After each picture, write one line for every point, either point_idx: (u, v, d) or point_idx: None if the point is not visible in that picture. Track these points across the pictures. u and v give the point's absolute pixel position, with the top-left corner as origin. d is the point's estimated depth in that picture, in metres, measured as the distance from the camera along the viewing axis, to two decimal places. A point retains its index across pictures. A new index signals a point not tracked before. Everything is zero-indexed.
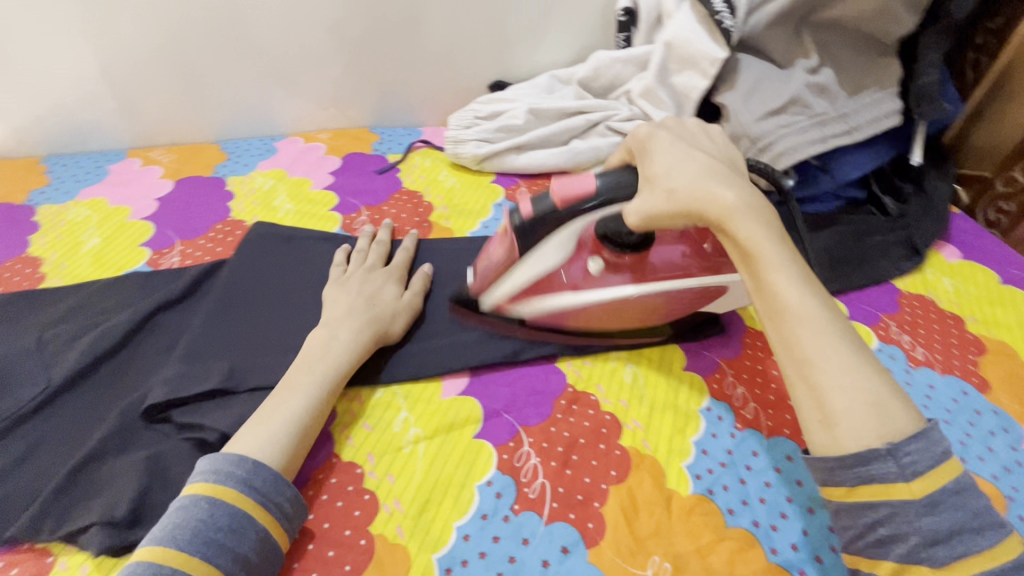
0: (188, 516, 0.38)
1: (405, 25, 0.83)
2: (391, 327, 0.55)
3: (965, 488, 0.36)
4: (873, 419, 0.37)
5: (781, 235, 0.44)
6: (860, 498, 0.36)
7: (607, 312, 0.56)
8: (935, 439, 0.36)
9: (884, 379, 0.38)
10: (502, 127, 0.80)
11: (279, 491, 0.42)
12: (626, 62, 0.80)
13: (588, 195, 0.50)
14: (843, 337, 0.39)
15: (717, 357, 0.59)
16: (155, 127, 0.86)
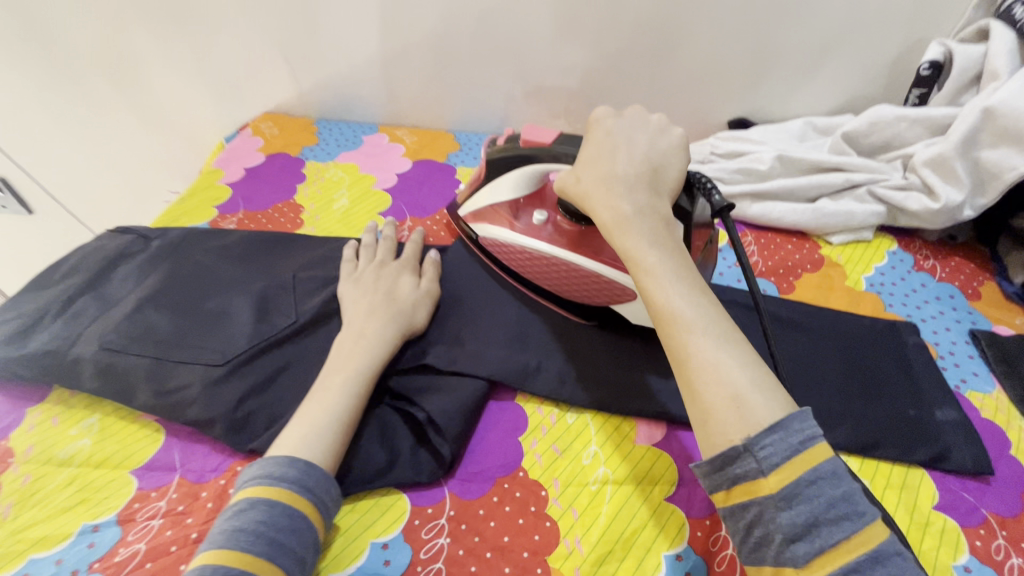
0: (249, 519, 0.38)
1: (664, 49, 0.80)
2: (414, 319, 0.55)
3: (820, 478, 0.32)
4: (733, 416, 0.35)
5: (665, 235, 0.44)
6: (734, 500, 0.35)
7: (525, 261, 0.60)
8: (795, 431, 0.33)
9: (743, 370, 0.36)
10: (741, 169, 0.74)
11: (328, 490, 0.42)
12: (915, 123, 0.69)
13: (544, 145, 0.56)
14: (706, 335, 0.38)
15: (984, 507, 0.47)
16: (407, 109, 0.95)
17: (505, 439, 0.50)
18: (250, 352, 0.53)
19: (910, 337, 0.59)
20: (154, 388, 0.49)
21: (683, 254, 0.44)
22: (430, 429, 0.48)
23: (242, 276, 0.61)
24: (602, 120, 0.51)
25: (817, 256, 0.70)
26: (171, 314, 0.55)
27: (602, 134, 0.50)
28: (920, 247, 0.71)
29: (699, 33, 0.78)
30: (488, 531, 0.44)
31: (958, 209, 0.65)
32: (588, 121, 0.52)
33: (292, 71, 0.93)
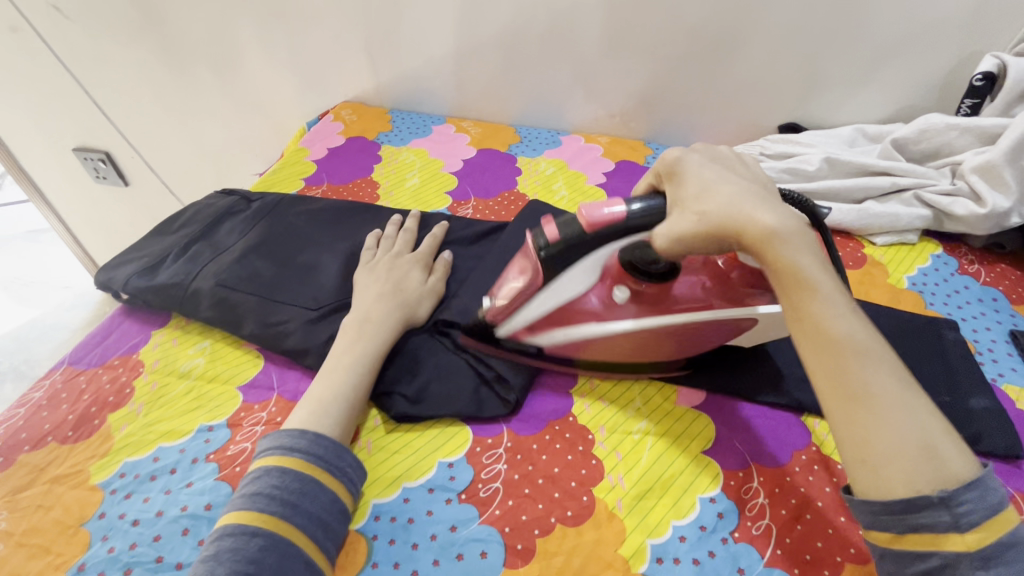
0: (265, 483, 0.43)
1: (721, 55, 0.85)
2: (417, 312, 0.59)
3: (1015, 543, 0.34)
4: (925, 463, 0.35)
5: (825, 262, 0.42)
6: (909, 546, 0.35)
7: (627, 344, 0.53)
8: (985, 484, 0.35)
9: (929, 416, 0.36)
10: (790, 169, 0.77)
11: (340, 456, 0.46)
12: (966, 132, 0.72)
13: (621, 220, 0.46)
14: (889, 375, 0.37)
15: (1011, 487, 0.50)
16: (472, 102, 1.03)
17: (556, 390, 0.56)
18: (340, 299, 0.60)
19: (949, 332, 0.62)
20: (259, 321, 0.58)
21: (839, 283, 0.41)
22: (495, 377, 0.55)
23: (330, 236, 0.69)
24: (690, 159, 0.46)
25: (860, 254, 0.73)
26: (271, 263, 0.64)
27: (703, 169, 0.45)
28: (965, 252, 0.73)
29: (755, 39, 0.82)
30: (540, 462, 0.49)
31: (1004, 215, 0.67)
32: (671, 162, 0.47)
33: (372, 63, 1.02)
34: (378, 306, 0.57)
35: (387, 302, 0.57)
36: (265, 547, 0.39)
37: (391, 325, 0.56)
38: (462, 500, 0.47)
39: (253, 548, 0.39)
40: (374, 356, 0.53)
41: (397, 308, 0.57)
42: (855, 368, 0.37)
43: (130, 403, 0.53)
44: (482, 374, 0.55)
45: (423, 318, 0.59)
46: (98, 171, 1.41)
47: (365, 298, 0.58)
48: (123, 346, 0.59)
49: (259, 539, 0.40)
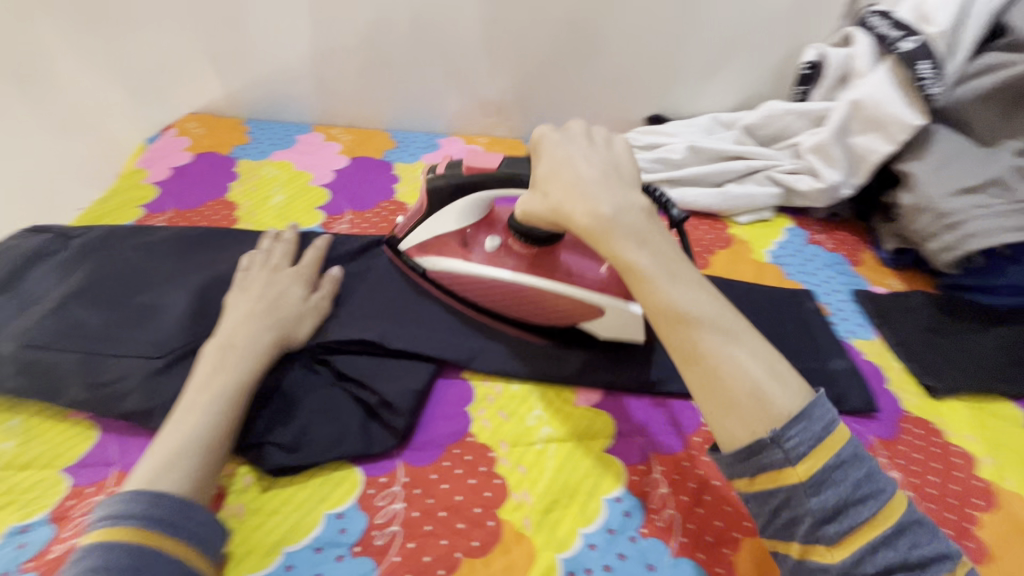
0: (86, 566, 0.34)
1: (584, 51, 0.87)
2: (295, 332, 0.52)
3: (844, 462, 0.37)
4: (754, 407, 0.39)
5: (650, 235, 0.46)
6: (759, 486, 0.39)
7: (488, 292, 0.57)
8: (817, 418, 0.38)
9: (756, 362, 0.41)
10: (659, 159, 0.81)
11: (189, 518, 0.39)
12: (800, 116, 0.79)
13: (490, 171, 0.53)
14: (712, 330, 0.42)
15: (869, 435, 0.55)
16: (340, 108, 0.96)
17: (453, 411, 0.53)
18: (189, 342, 0.51)
19: (808, 302, 0.68)
20: (86, 382, 0.48)
21: (670, 246, 0.46)
22: (381, 408, 0.50)
23: (175, 270, 0.59)
24: (547, 137, 0.51)
25: (727, 235, 0.78)
26: (100, 309, 0.54)
27: (555, 149, 0.50)
28: (812, 224, 0.81)
29: (615, 34, 0.85)
30: (441, 492, 0.46)
31: (838, 188, 0.75)
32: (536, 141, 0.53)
33: (217, 69, 0.91)
34: (251, 325, 0.50)
35: (264, 321, 0.51)
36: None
37: (266, 348, 0.49)
38: (355, 554, 0.42)
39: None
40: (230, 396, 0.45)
41: (278, 326, 0.51)
42: (683, 335, 0.42)
43: None
44: (368, 407, 0.50)
45: (307, 337, 0.53)
46: None
47: (231, 320, 0.51)
48: None
49: None
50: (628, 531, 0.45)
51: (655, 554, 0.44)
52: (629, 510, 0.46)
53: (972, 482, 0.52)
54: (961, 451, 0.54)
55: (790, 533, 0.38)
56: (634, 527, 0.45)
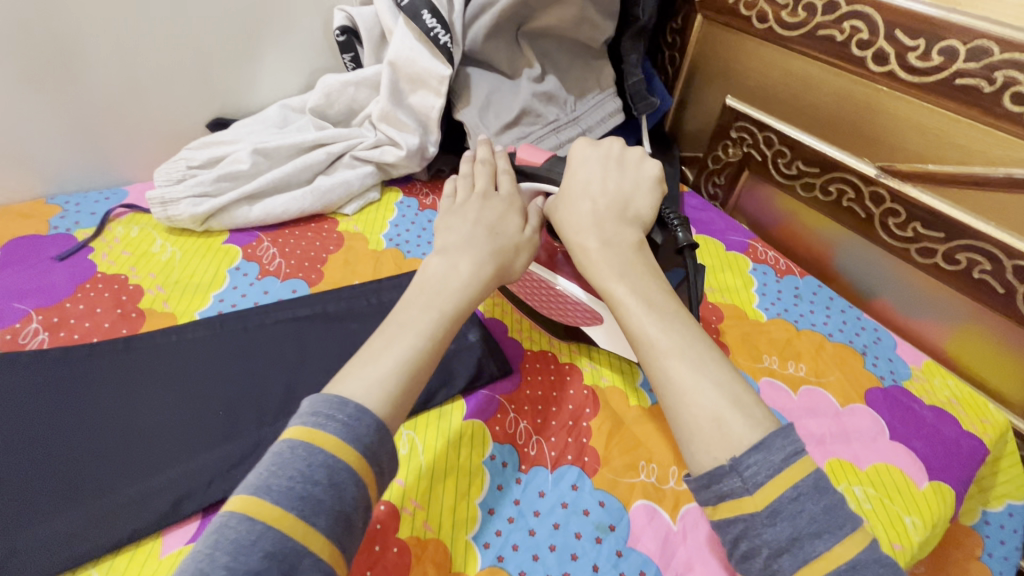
0: (288, 462, 0.33)
1: (63, 63, 0.65)
2: (513, 263, 0.49)
3: (802, 494, 0.33)
4: (711, 433, 0.35)
5: (635, 265, 0.45)
6: (720, 515, 0.34)
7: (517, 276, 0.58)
8: (777, 449, 0.34)
9: (722, 390, 0.37)
10: (223, 175, 0.68)
11: (383, 443, 0.36)
12: (360, 85, 0.74)
13: (534, 165, 0.57)
14: (683, 358, 0.39)
15: (498, 394, 0.55)
16: None
17: None
18: None
19: None
20: None
21: (654, 278, 0.44)
22: None
23: None
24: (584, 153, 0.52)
25: (337, 234, 0.71)
26: None
27: (582, 167, 0.51)
28: (420, 188, 0.80)
29: (96, 35, 0.65)
30: None
31: (420, 149, 0.74)
32: None
33: None
34: (475, 248, 0.47)
35: (487, 247, 0.48)
36: (270, 556, 0.30)
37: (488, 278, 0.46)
38: None
39: (257, 558, 0.30)
40: (390, 366, 0.39)
41: (498, 253, 0.48)
42: (649, 355, 0.40)
43: None
44: None
45: (521, 269, 0.50)
46: None
47: (450, 242, 0.48)
48: None
49: (259, 547, 0.30)
50: None
51: None
52: None
53: (582, 393, 0.56)
54: (570, 367, 0.58)
55: (751, 565, 0.33)
56: None
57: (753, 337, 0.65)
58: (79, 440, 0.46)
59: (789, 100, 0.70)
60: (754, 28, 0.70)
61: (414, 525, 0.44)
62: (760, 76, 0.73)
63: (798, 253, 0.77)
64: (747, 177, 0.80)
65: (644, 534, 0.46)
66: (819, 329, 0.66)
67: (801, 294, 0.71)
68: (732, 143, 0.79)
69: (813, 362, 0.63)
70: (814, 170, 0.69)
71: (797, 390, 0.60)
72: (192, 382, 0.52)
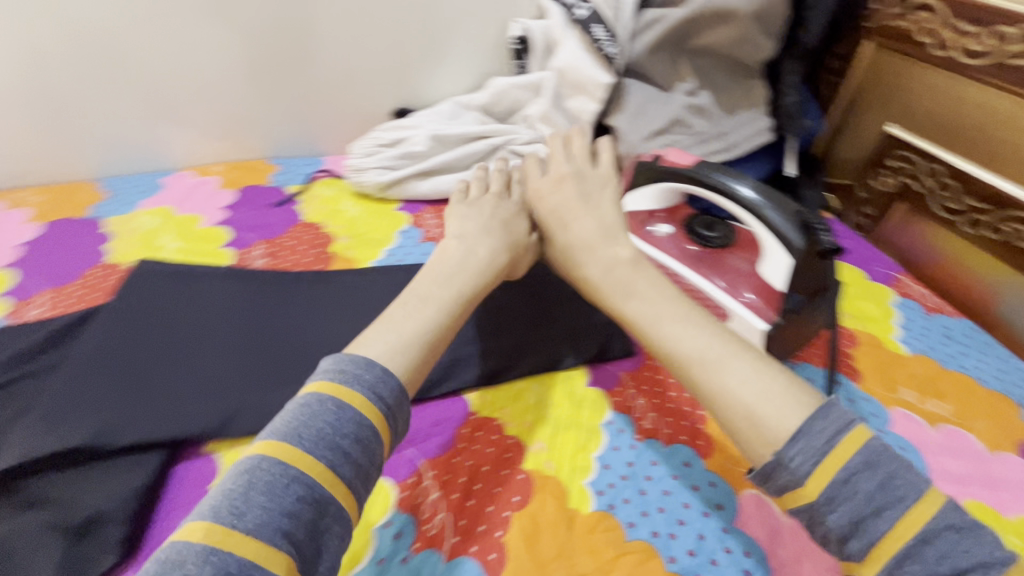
0: (318, 414, 0.38)
1: (302, 53, 0.82)
2: (518, 264, 0.62)
3: (853, 475, 0.35)
4: (751, 428, 0.39)
5: (656, 294, 0.49)
6: (790, 505, 0.37)
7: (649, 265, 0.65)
8: (816, 432, 0.36)
9: (747, 385, 0.41)
10: (404, 154, 0.81)
11: (400, 405, 0.42)
12: (524, 87, 0.84)
13: (682, 168, 0.62)
14: (704, 368, 0.43)
15: (619, 371, 0.60)
16: (23, 166, 0.79)
17: (193, 494, 0.48)
18: None
19: None
20: None
21: (671, 301, 0.49)
22: (90, 524, 0.43)
23: None
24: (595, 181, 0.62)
25: None
26: None
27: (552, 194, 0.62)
28: None
29: (329, 32, 0.81)
30: None
31: (569, 149, 0.81)
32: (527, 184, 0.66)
33: None
34: (490, 237, 0.59)
35: (502, 240, 0.60)
36: (302, 500, 0.35)
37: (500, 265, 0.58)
38: None
39: (290, 500, 0.34)
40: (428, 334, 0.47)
41: (511, 249, 0.60)
42: (681, 375, 0.44)
43: None
44: (70, 529, 0.43)
45: (520, 271, 0.62)
46: None
47: (462, 228, 0.60)
48: None
49: (294, 487, 0.35)
50: (395, 550, 0.44)
51: (430, 567, 0.43)
52: (399, 530, 0.45)
53: None
54: None
55: (830, 547, 0.36)
56: (399, 544, 0.44)
57: (889, 368, 0.62)
58: (288, 340, 0.59)
59: (966, 130, 0.67)
60: (932, 56, 0.69)
61: (538, 461, 0.50)
62: (932, 106, 0.71)
63: (952, 294, 0.72)
64: (901, 209, 0.76)
65: (753, 520, 0.48)
66: (970, 372, 0.62)
67: (951, 334, 0.67)
68: (887, 171, 0.77)
69: (958, 403, 0.59)
70: (984, 206, 0.66)
71: (936, 426, 0.57)
72: (366, 312, 0.63)
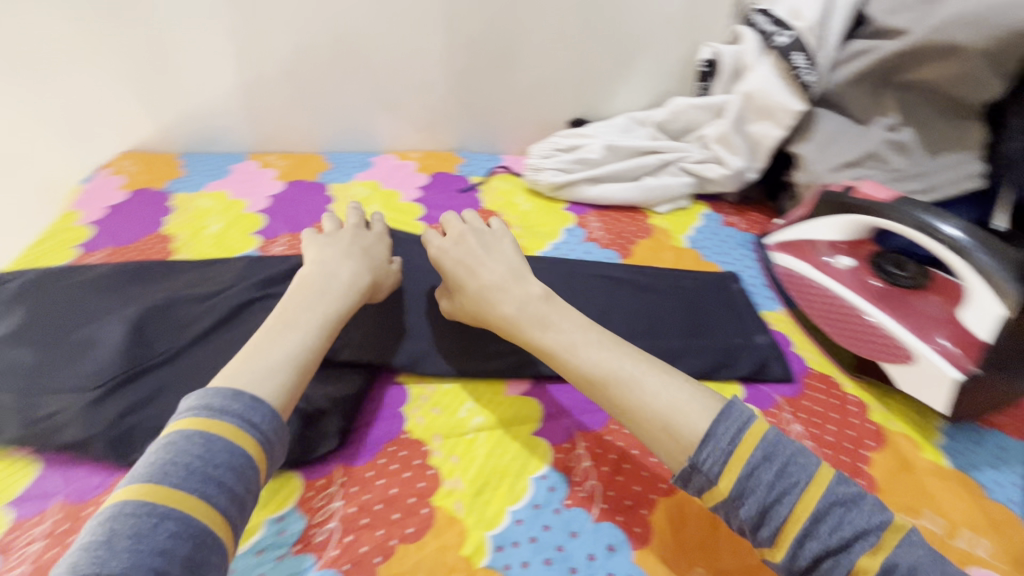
0: (183, 450, 0.38)
1: (504, 62, 0.92)
2: (376, 292, 0.59)
3: (755, 467, 0.41)
4: (666, 436, 0.44)
5: (550, 314, 0.53)
6: (708, 503, 0.43)
7: (822, 296, 0.65)
8: (721, 436, 0.43)
9: (658, 397, 0.46)
10: (578, 160, 0.87)
11: (277, 430, 0.42)
12: (702, 109, 0.86)
13: (880, 202, 0.61)
14: (621, 385, 0.47)
15: (776, 394, 0.59)
16: (274, 136, 0.98)
17: (388, 412, 0.55)
18: (126, 369, 0.55)
19: (734, 284, 0.71)
20: (25, 419, 0.51)
21: (574, 323, 0.52)
22: (317, 416, 0.52)
23: (108, 304, 0.63)
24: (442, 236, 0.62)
25: (648, 225, 0.84)
26: (35, 348, 0.57)
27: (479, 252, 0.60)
28: (727, 208, 0.88)
29: (531, 45, 0.91)
30: (376, 487, 0.49)
31: (741, 172, 0.83)
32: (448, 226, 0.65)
33: (146, 105, 0.92)
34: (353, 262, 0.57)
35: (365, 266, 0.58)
36: (174, 535, 0.35)
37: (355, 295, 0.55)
38: (296, 551, 0.45)
39: (162, 537, 0.34)
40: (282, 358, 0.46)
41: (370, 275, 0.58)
42: (595, 392, 0.49)
43: None
44: (303, 415, 0.52)
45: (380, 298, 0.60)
46: None
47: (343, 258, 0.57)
48: None
49: (168, 523, 0.35)
50: (550, 501, 0.48)
51: (580, 523, 0.47)
52: (553, 485, 0.50)
53: (866, 426, 0.56)
54: (857, 400, 0.59)
55: (748, 536, 0.42)
56: (554, 497, 0.49)
57: None
58: None
59: None
60: None
61: None
62: None
63: None
64: None
65: None
66: None
67: None
68: None
69: None
70: None
71: None
72: None
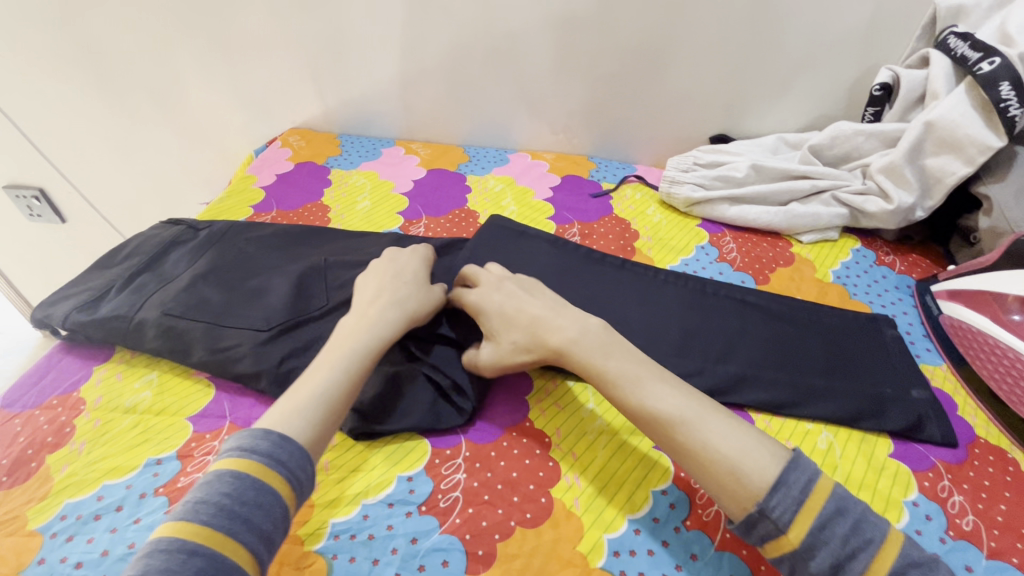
0: (213, 490, 0.38)
1: (653, 73, 0.92)
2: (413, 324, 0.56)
3: (828, 520, 0.39)
4: (734, 481, 0.41)
5: (611, 345, 0.50)
6: (773, 555, 0.40)
7: (1005, 358, 0.57)
8: (792, 484, 0.40)
9: (727, 439, 0.43)
10: (721, 176, 0.84)
11: (303, 466, 0.41)
12: (871, 137, 0.80)
13: None
14: (687, 424, 0.44)
15: (933, 456, 0.53)
16: (421, 125, 1.05)
17: (514, 398, 0.57)
18: (290, 319, 0.62)
19: (890, 330, 0.65)
20: (208, 347, 0.59)
21: (636, 357, 0.49)
22: (453, 392, 0.55)
23: (279, 260, 0.71)
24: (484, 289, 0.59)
25: (789, 254, 0.79)
26: (219, 289, 0.65)
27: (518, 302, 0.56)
28: (881, 245, 0.81)
29: (684, 58, 0.89)
30: (499, 468, 0.50)
31: (909, 210, 0.75)
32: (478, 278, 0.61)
33: (319, 88, 1.03)
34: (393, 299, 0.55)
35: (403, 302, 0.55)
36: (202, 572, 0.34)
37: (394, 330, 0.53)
38: (422, 512, 0.47)
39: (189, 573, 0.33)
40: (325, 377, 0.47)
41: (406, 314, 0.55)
42: (655, 430, 0.45)
43: (72, 442, 0.54)
44: (439, 389, 0.55)
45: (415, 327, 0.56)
46: (32, 209, 1.36)
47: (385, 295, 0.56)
48: (61, 385, 0.60)
49: (197, 559, 0.34)
50: (671, 518, 0.47)
51: (701, 546, 0.45)
52: (675, 503, 0.48)
53: None
54: None
55: None
56: (675, 515, 0.47)
57: None
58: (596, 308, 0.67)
59: None
60: None
61: None
62: None
63: None
64: None
65: None
66: None
67: None
68: None
69: None
70: None
71: None
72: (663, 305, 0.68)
